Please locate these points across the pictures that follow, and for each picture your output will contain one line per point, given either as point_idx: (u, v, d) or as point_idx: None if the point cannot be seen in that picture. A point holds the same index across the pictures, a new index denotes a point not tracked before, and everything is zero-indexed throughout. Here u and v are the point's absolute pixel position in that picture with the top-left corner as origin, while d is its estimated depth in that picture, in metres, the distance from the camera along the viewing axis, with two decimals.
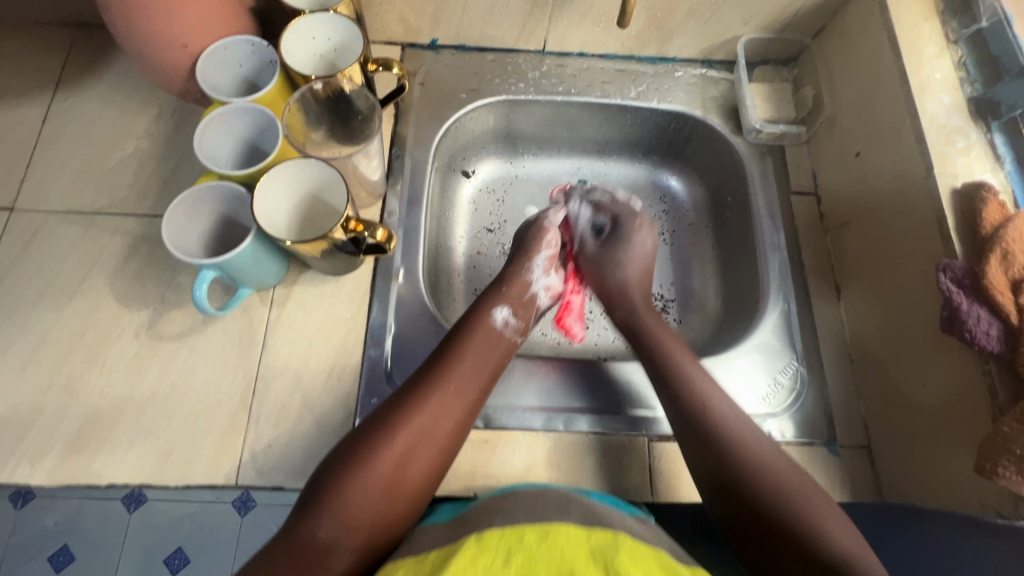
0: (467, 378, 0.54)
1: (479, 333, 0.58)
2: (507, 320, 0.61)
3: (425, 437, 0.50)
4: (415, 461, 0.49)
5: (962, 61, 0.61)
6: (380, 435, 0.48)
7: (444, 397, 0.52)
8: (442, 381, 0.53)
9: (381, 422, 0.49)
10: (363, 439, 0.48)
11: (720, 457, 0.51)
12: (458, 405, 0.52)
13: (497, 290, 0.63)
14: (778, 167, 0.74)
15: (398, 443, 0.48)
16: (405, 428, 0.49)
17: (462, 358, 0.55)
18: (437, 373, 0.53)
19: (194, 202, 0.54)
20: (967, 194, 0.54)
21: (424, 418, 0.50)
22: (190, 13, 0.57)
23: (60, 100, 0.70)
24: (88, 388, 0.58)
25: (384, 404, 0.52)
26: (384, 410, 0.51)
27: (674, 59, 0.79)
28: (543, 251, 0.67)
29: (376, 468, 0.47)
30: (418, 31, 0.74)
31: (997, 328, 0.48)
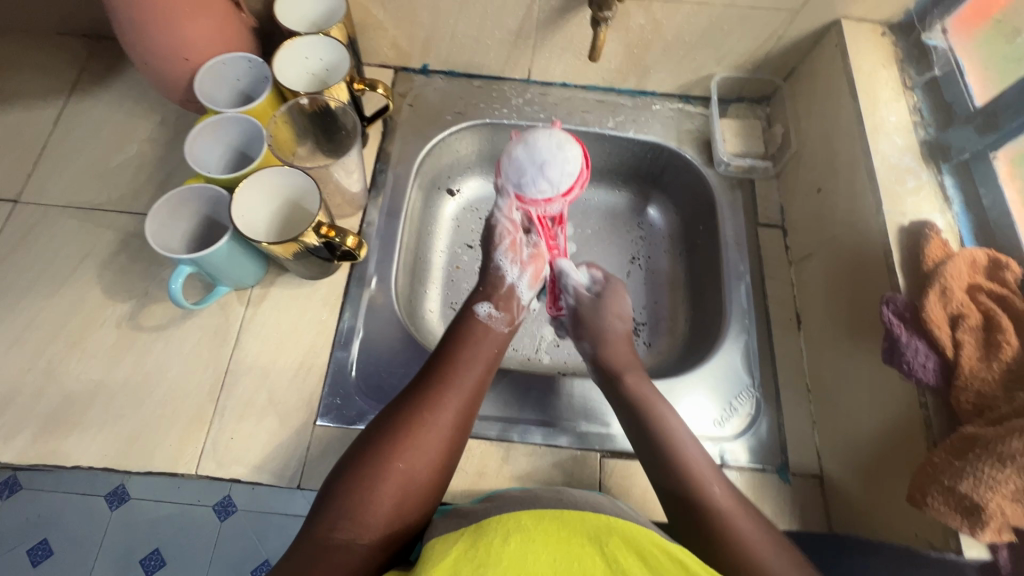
0: (468, 376, 0.55)
1: (475, 335, 0.59)
2: (496, 317, 0.62)
3: (433, 434, 0.50)
4: (426, 459, 0.50)
5: (917, 106, 0.64)
6: (387, 437, 0.50)
7: (443, 392, 0.53)
8: (442, 381, 0.54)
9: (386, 424, 0.51)
10: (371, 442, 0.50)
11: (673, 472, 0.52)
12: (460, 401, 0.53)
13: (478, 290, 0.65)
14: (747, 199, 0.77)
15: (406, 444, 0.49)
16: (411, 428, 0.50)
17: (461, 359, 0.56)
18: (434, 374, 0.55)
19: (179, 203, 0.58)
20: (913, 231, 0.56)
21: (429, 416, 0.51)
22: (193, 29, 0.62)
23: (73, 104, 0.76)
24: (65, 373, 0.61)
25: (388, 406, 0.53)
26: (389, 412, 0.52)
27: (653, 93, 0.83)
28: (502, 246, 0.67)
29: (386, 468, 0.48)
30: (410, 56, 0.79)
31: (934, 361, 0.50)
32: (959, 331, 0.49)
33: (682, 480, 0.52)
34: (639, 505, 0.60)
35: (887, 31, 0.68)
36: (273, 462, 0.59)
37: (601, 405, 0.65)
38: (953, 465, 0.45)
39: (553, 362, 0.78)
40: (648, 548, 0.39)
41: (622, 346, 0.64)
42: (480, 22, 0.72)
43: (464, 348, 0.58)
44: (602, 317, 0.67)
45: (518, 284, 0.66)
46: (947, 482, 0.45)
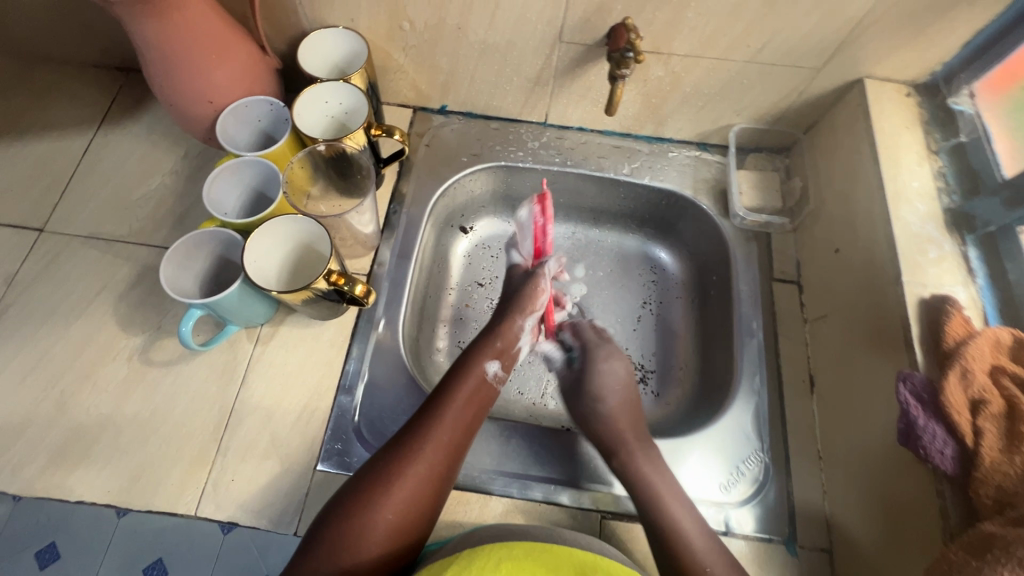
0: (459, 425, 0.56)
1: (470, 382, 0.59)
2: (497, 374, 0.62)
3: (422, 485, 0.52)
4: (414, 509, 0.51)
5: (941, 172, 0.63)
6: (380, 483, 0.50)
7: (439, 444, 0.53)
8: (435, 430, 0.54)
9: (380, 470, 0.51)
10: (364, 486, 0.50)
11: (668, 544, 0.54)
12: (449, 451, 0.54)
13: (490, 342, 0.64)
14: (763, 253, 0.75)
15: (397, 491, 0.50)
16: (404, 477, 0.51)
17: (454, 405, 0.56)
18: (428, 421, 0.55)
19: (194, 245, 0.59)
20: (933, 305, 0.55)
21: (421, 466, 0.52)
22: (219, 74, 0.63)
23: (102, 135, 0.78)
24: (76, 406, 0.62)
25: (383, 451, 0.53)
26: (383, 457, 0.52)
27: (670, 140, 0.82)
28: (533, 314, 0.68)
29: (376, 516, 0.49)
30: (428, 97, 0.80)
31: (953, 449, 0.48)
32: (980, 419, 0.47)
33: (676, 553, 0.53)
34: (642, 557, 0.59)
35: (913, 91, 0.67)
36: (272, 507, 0.59)
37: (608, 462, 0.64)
38: (969, 565, 0.43)
39: (559, 409, 0.75)
40: None
41: (624, 426, 0.63)
42: (499, 69, 0.73)
43: (458, 396, 0.57)
44: (590, 396, 0.66)
45: (522, 349, 0.67)
46: None
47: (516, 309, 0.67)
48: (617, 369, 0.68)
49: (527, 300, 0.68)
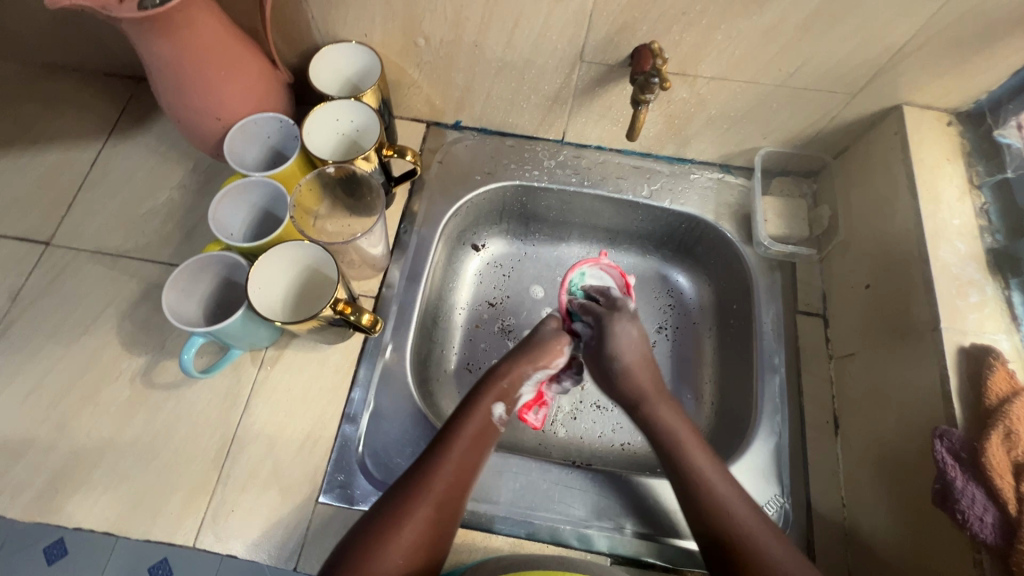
0: (465, 466, 0.53)
1: (474, 421, 0.57)
2: (502, 416, 0.59)
3: (429, 529, 0.49)
4: (421, 553, 0.48)
5: (984, 209, 0.59)
6: (386, 527, 0.48)
7: (445, 486, 0.51)
8: (440, 471, 0.52)
9: (385, 515, 0.49)
10: (370, 530, 0.48)
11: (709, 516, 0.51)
12: (455, 494, 0.52)
13: (495, 380, 0.60)
14: (787, 283, 0.72)
15: (405, 534, 0.48)
16: (411, 519, 0.49)
17: (458, 446, 0.54)
18: (433, 462, 0.52)
19: (197, 269, 0.58)
20: (974, 355, 0.51)
21: (427, 510, 0.50)
22: (229, 91, 0.62)
23: (110, 147, 0.77)
24: (77, 427, 0.61)
25: (389, 493, 0.51)
26: (388, 500, 0.50)
27: (692, 161, 0.79)
28: (540, 372, 0.63)
29: (384, 561, 0.46)
30: (442, 113, 0.78)
31: (993, 515, 0.45)
32: None
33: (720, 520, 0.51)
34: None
35: (954, 120, 0.64)
36: (271, 540, 0.57)
37: (625, 504, 0.61)
38: None
39: (569, 437, 0.73)
40: None
41: (643, 376, 0.62)
42: (516, 86, 0.70)
43: (462, 435, 0.55)
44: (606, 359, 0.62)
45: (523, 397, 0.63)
46: None
47: (525, 359, 0.62)
48: (632, 333, 0.63)
49: (542, 354, 0.63)
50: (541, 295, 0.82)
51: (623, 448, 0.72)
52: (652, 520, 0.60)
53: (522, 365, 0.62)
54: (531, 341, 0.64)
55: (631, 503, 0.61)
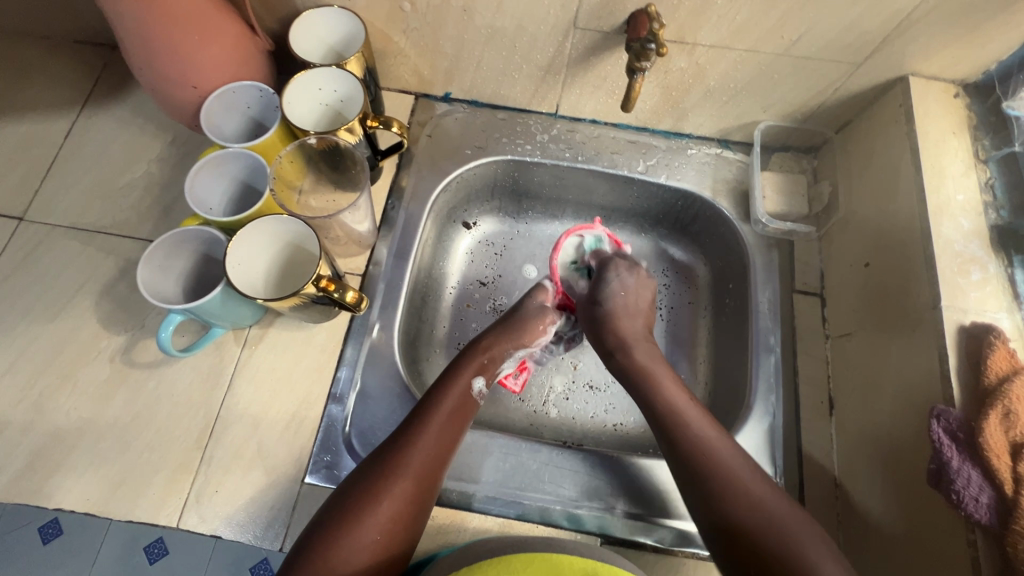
0: (445, 440, 0.52)
1: (455, 394, 0.56)
2: (481, 389, 0.58)
3: (407, 503, 0.48)
4: (400, 525, 0.48)
5: (989, 183, 0.57)
6: (364, 501, 0.47)
7: (423, 460, 0.50)
8: (419, 445, 0.51)
9: (361, 490, 0.48)
10: (347, 504, 0.47)
11: (719, 503, 0.48)
12: (434, 467, 0.51)
13: (473, 355, 0.60)
14: (784, 261, 0.70)
15: (382, 509, 0.47)
16: (390, 493, 0.48)
17: (438, 419, 0.53)
18: (414, 436, 0.51)
19: (174, 245, 0.56)
20: (974, 333, 0.50)
21: (406, 483, 0.49)
22: (205, 57, 0.58)
23: (85, 118, 0.74)
24: (55, 408, 0.60)
25: (366, 466, 0.50)
26: (366, 474, 0.49)
27: (689, 135, 0.76)
28: (527, 347, 0.65)
29: (361, 535, 0.46)
30: (431, 84, 0.75)
31: (988, 496, 0.44)
32: (1021, 465, 0.43)
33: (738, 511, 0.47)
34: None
35: (962, 91, 0.62)
36: (255, 521, 0.56)
37: (617, 484, 0.60)
38: None
39: (561, 417, 0.72)
40: None
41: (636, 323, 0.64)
42: (507, 56, 0.67)
43: (443, 409, 0.54)
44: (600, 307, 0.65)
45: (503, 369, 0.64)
46: None
47: (508, 337, 0.63)
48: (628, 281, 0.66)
49: (524, 332, 0.64)
50: (533, 274, 0.80)
51: (615, 428, 0.71)
52: (643, 500, 0.59)
53: (506, 342, 0.63)
54: (514, 315, 0.65)
55: (624, 484, 0.60)
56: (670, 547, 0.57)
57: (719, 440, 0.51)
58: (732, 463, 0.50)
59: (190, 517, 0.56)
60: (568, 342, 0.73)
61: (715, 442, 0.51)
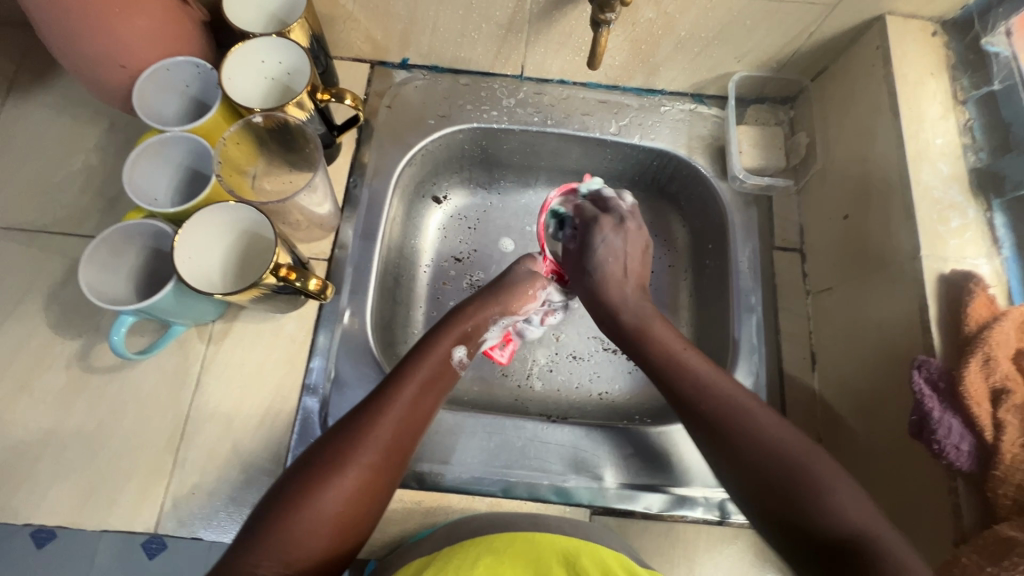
0: (421, 408, 0.51)
1: (432, 364, 0.53)
2: (461, 358, 0.57)
3: (378, 470, 0.47)
4: (368, 493, 0.46)
5: (968, 125, 0.56)
6: (330, 468, 0.45)
7: (395, 431, 0.48)
8: (392, 412, 0.49)
9: (327, 456, 0.46)
10: (311, 471, 0.45)
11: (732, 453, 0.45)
12: (407, 438, 0.49)
13: (455, 320, 0.58)
14: (763, 218, 0.69)
15: (349, 479, 0.45)
16: (358, 461, 0.46)
17: (412, 387, 0.51)
18: (388, 404, 0.49)
19: (118, 240, 0.53)
20: (955, 282, 0.49)
21: (376, 453, 0.47)
22: (129, 32, 0.53)
23: (10, 107, 0.67)
24: (12, 421, 0.57)
25: (335, 433, 0.48)
26: (335, 440, 0.47)
27: (662, 91, 0.73)
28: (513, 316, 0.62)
29: (324, 504, 0.44)
30: (387, 51, 0.70)
31: (969, 444, 0.44)
32: (1001, 410, 0.44)
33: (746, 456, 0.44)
34: (637, 545, 0.56)
35: (939, 30, 0.59)
36: (236, 520, 0.55)
37: (605, 455, 0.60)
38: (984, 571, 0.39)
39: (546, 390, 0.70)
40: (614, 565, 0.43)
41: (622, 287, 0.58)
42: (464, 15, 0.63)
43: (420, 377, 0.52)
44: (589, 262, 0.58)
45: (487, 337, 0.61)
46: None
47: (494, 301, 0.60)
48: (616, 242, 0.59)
49: (512, 298, 0.60)
50: (510, 247, 0.77)
51: (599, 398, 0.70)
52: (627, 467, 0.59)
53: (489, 304, 0.60)
54: (500, 281, 0.61)
55: (612, 452, 0.60)
56: (656, 514, 0.58)
57: (724, 388, 0.48)
58: (744, 410, 0.47)
59: (169, 521, 0.54)
60: (549, 312, 0.68)
61: (720, 394, 0.48)
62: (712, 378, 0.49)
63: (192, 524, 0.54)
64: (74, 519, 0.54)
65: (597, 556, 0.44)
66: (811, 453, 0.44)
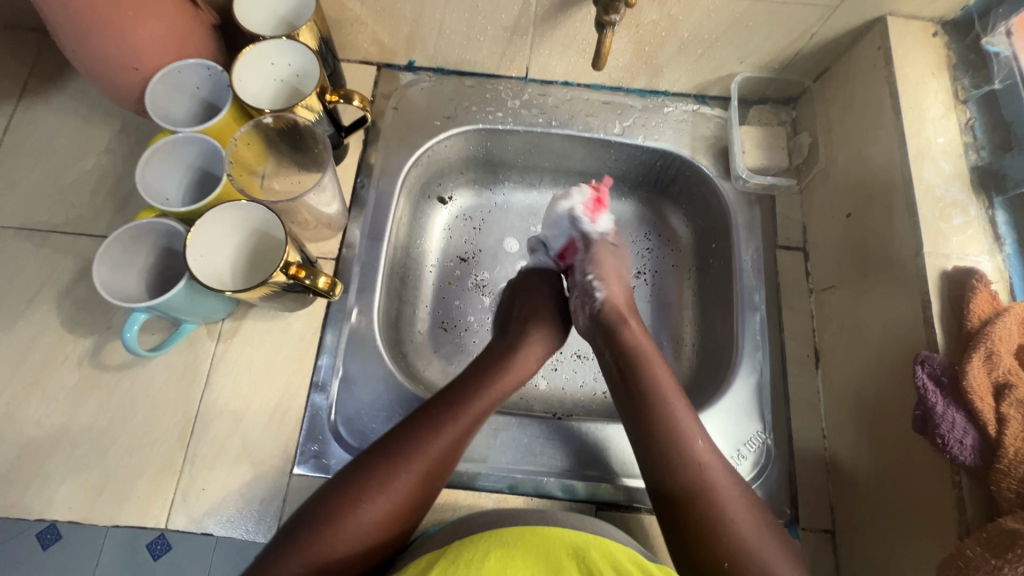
0: (470, 436, 0.53)
1: (489, 395, 0.56)
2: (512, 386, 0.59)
3: (423, 489, 0.49)
4: (408, 511, 0.49)
5: (969, 124, 0.56)
6: (380, 483, 0.48)
7: (444, 457, 0.51)
8: (446, 438, 0.51)
9: (378, 469, 0.48)
10: (363, 482, 0.48)
11: (688, 496, 0.49)
12: (452, 464, 0.51)
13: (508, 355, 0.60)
14: (766, 217, 0.69)
15: (394, 496, 0.48)
16: (406, 480, 0.48)
17: (468, 415, 0.53)
18: (443, 431, 0.51)
19: (130, 239, 0.53)
20: (957, 279, 0.50)
21: (424, 473, 0.49)
22: (141, 35, 0.54)
23: (24, 109, 0.68)
24: (25, 417, 0.57)
25: (389, 443, 0.50)
26: (389, 453, 0.49)
27: (665, 93, 0.74)
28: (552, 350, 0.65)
29: (370, 515, 0.47)
30: (393, 52, 0.71)
31: (972, 437, 0.44)
32: (1004, 405, 0.44)
33: (706, 501, 0.48)
34: (643, 541, 0.57)
35: (940, 30, 0.60)
36: (245, 516, 0.55)
37: (612, 451, 0.60)
38: (989, 563, 0.40)
39: (551, 388, 0.71)
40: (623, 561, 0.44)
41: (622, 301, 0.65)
42: (470, 17, 0.63)
43: (476, 407, 0.54)
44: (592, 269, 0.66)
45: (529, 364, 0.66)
46: None
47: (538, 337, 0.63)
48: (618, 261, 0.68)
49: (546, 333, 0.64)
50: (515, 247, 0.78)
51: (604, 396, 0.71)
52: (636, 465, 0.59)
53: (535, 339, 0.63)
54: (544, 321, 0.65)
55: (621, 448, 0.60)
56: None
57: (696, 434, 0.52)
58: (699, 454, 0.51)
59: (179, 518, 0.55)
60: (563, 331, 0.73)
61: (692, 441, 0.51)
62: (699, 435, 0.52)
63: (202, 520, 0.55)
64: (85, 515, 0.55)
65: (607, 551, 0.44)
66: (746, 513, 0.49)
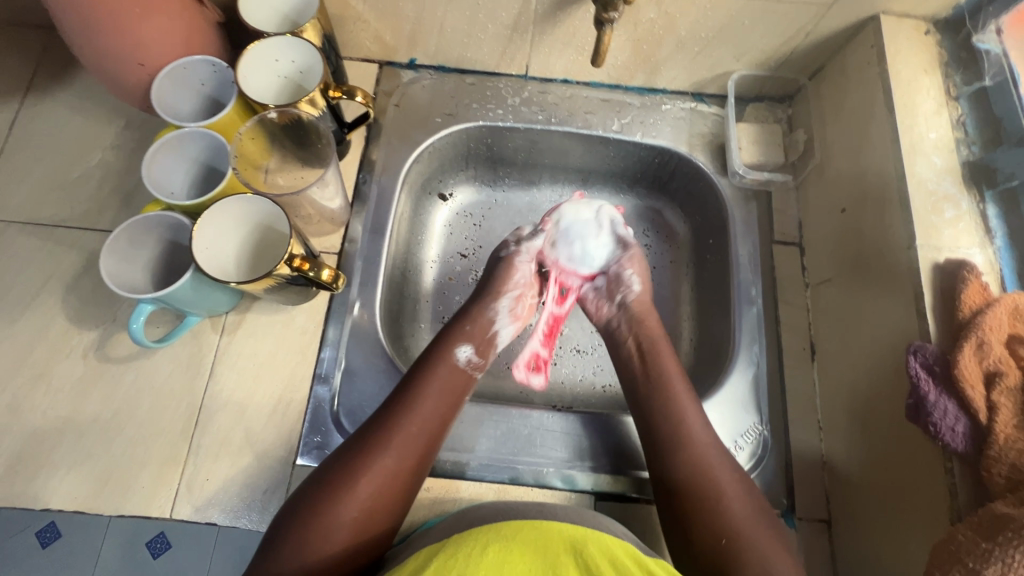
0: (432, 417, 0.53)
1: (441, 373, 0.56)
2: (471, 358, 0.59)
3: (392, 477, 0.49)
4: (382, 501, 0.48)
5: (961, 120, 0.57)
6: (347, 477, 0.48)
7: (406, 440, 0.51)
8: (406, 421, 0.51)
9: (344, 464, 0.49)
10: (329, 480, 0.48)
11: (684, 461, 0.53)
12: (419, 446, 0.51)
13: (460, 326, 0.61)
14: (763, 213, 0.70)
15: (363, 487, 0.48)
16: (372, 471, 0.48)
17: (421, 396, 0.53)
18: (401, 414, 0.52)
19: (137, 232, 0.54)
20: (948, 270, 0.51)
21: (391, 460, 0.49)
22: (148, 32, 0.55)
23: (29, 105, 0.69)
24: (32, 409, 0.58)
25: (353, 439, 0.51)
26: (353, 447, 0.50)
27: (663, 90, 0.75)
28: (509, 293, 0.64)
29: (343, 512, 0.46)
30: (395, 50, 0.72)
31: (964, 425, 0.45)
32: (995, 393, 0.45)
33: (702, 468, 0.52)
34: (644, 532, 0.58)
35: (932, 28, 0.61)
36: (249, 506, 0.56)
37: (612, 442, 0.61)
38: (980, 547, 0.41)
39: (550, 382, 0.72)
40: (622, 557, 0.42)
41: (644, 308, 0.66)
42: (471, 15, 0.64)
43: (428, 386, 0.54)
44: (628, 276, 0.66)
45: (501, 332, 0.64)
46: (971, 566, 0.40)
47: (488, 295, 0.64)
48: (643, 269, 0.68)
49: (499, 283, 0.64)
50: None
51: (603, 390, 0.72)
52: (638, 456, 0.60)
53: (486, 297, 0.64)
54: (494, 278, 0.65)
55: (620, 439, 0.61)
56: None
57: (690, 405, 0.56)
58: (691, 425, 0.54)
59: (184, 508, 0.55)
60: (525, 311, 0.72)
61: (685, 408, 0.55)
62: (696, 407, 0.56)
63: (206, 510, 0.56)
64: (90, 506, 0.55)
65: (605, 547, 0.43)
66: (734, 491, 0.51)
